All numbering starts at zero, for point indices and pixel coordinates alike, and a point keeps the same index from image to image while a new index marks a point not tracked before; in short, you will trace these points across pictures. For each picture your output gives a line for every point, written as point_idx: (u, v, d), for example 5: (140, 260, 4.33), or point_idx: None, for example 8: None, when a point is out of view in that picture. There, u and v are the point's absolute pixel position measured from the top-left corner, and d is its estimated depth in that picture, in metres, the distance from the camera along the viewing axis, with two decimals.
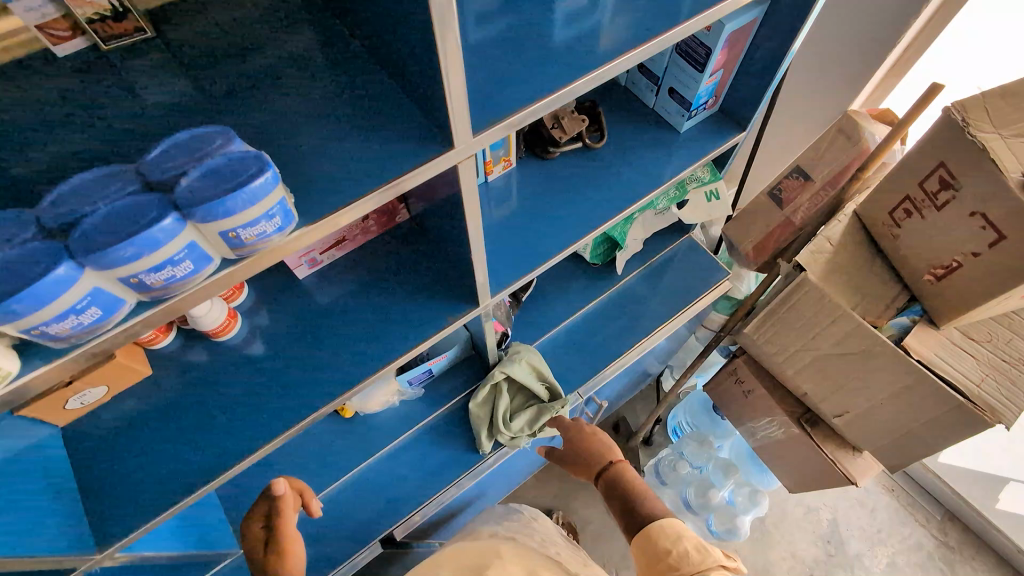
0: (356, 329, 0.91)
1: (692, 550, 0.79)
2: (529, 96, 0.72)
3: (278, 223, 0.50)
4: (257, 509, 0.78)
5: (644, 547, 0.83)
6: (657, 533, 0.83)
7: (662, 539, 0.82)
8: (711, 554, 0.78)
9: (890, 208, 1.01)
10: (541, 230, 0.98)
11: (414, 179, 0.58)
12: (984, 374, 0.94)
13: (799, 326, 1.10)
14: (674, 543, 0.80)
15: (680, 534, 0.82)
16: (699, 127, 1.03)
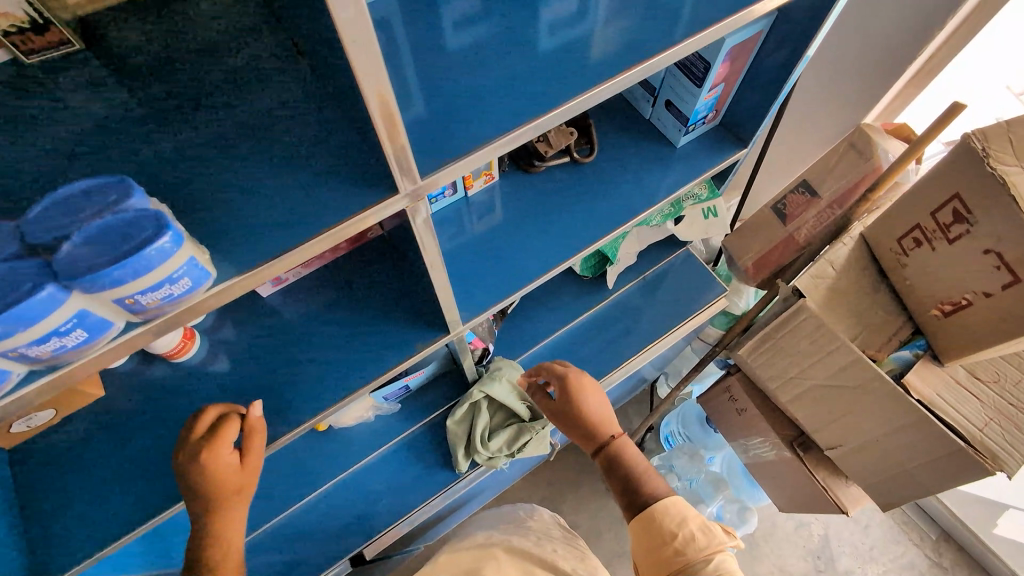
0: (325, 350, 0.87)
1: (698, 534, 0.76)
2: (503, 118, 0.65)
3: (184, 285, 0.46)
4: (229, 439, 0.71)
5: (647, 530, 0.80)
6: (661, 514, 0.80)
7: (667, 521, 0.78)
8: (715, 535, 0.76)
9: (898, 235, 0.94)
10: (525, 249, 0.92)
11: (365, 220, 0.53)
12: (988, 418, 0.89)
13: (794, 354, 1.05)
14: (678, 525, 0.77)
15: (685, 517, 0.79)
16: (697, 141, 0.97)
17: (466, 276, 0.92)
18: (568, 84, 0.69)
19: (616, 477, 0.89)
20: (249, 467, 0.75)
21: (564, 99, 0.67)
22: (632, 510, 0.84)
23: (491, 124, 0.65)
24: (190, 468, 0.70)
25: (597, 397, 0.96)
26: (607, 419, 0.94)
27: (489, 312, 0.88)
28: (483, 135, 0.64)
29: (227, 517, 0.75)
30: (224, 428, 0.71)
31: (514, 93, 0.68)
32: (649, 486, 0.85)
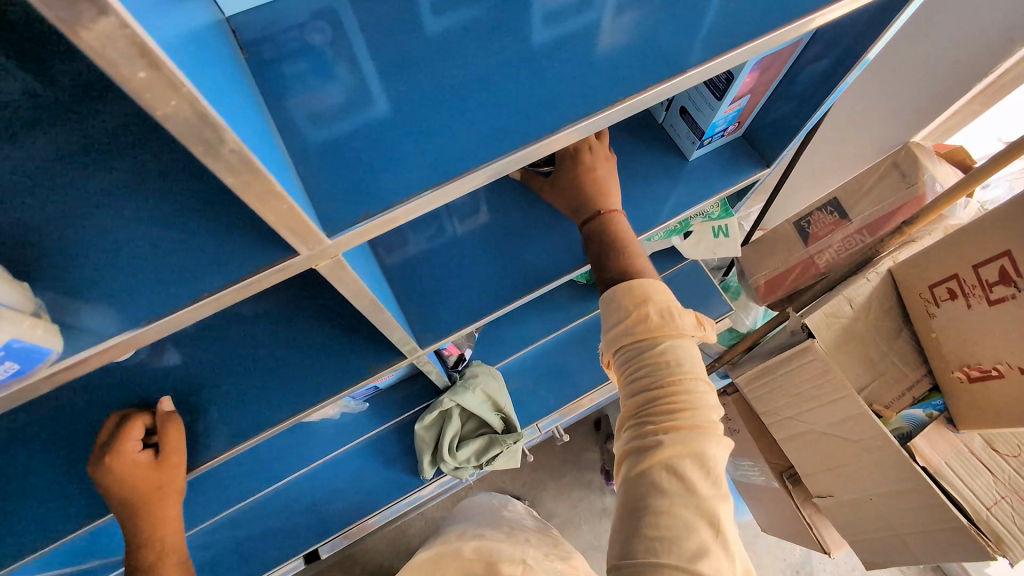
0: (257, 354, 0.75)
1: (655, 318, 0.63)
2: (470, 134, 0.51)
3: (12, 367, 0.36)
4: (135, 442, 0.62)
5: (605, 309, 0.66)
6: (622, 292, 0.65)
7: (624, 299, 0.64)
8: (675, 321, 0.63)
9: (931, 282, 0.84)
10: (508, 264, 0.84)
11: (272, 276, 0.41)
12: (999, 497, 0.80)
13: (793, 396, 0.95)
14: (638, 312, 0.63)
15: (648, 297, 0.64)
16: (716, 151, 0.85)
17: (436, 285, 0.82)
18: (554, 105, 0.52)
19: (596, 251, 0.70)
20: (169, 465, 0.67)
21: (544, 132, 0.51)
22: (600, 280, 0.69)
23: (435, 162, 0.50)
24: (96, 476, 0.62)
25: (587, 161, 0.71)
26: (600, 188, 0.70)
27: (459, 335, 0.79)
28: (426, 177, 0.49)
29: (160, 513, 0.69)
30: (128, 423, 0.62)
31: (477, 120, 0.52)
32: (624, 262, 0.67)
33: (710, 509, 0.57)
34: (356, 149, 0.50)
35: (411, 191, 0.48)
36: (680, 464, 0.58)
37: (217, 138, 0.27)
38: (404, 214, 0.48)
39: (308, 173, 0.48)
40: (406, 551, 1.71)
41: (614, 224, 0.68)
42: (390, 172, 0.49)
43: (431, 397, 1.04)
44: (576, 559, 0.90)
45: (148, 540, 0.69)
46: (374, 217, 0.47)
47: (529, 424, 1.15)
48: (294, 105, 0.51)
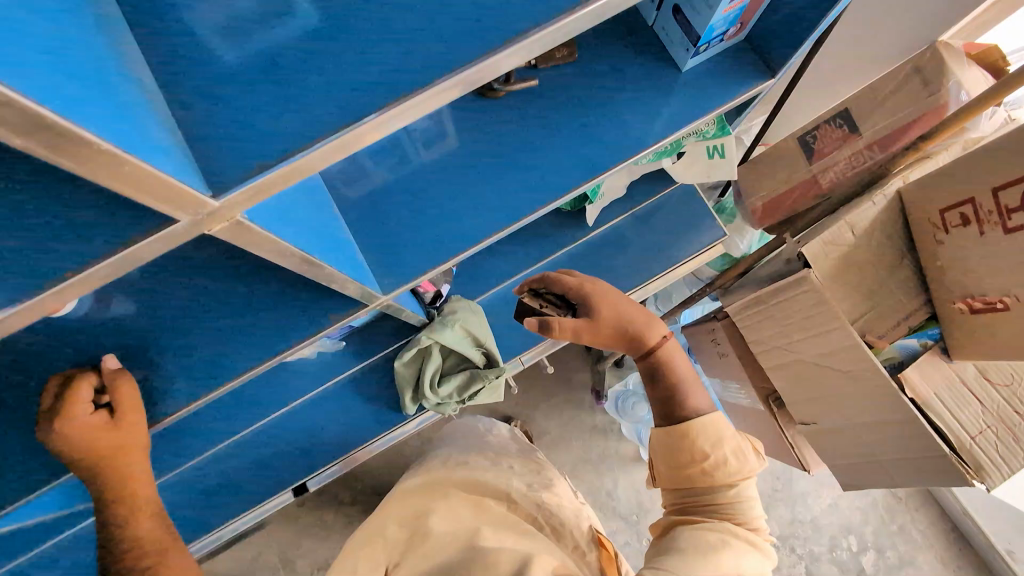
0: (205, 308, 0.67)
1: (732, 456, 0.61)
2: (413, 51, 0.41)
3: None
4: (81, 396, 0.57)
5: (671, 438, 0.64)
6: (696, 432, 0.62)
7: (700, 440, 0.62)
8: (749, 462, 0.62)
9: (943, 206, 0.77)
10: (484, 192, 0.73)
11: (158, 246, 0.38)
12: (985, 426, 0.78)
13: (784, 325, 0.91)
14: (718, 452, 0.61)
15: (722, 438, 0.62)
16: (715, 58, 0.74)
17: (401, 222, 0.71)
18: (520, 11, 0.43)
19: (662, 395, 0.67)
20: (127, 424, 0.62)
21: (498, 44, 0.41)
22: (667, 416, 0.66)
23: (367, 89, 0.40)
24: (48, 442, 0.57)
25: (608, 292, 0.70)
26: (640, 321, 0.68)
27: (432, 274, 0.70)
28: (361, 100, 0.40)
29: (128, 474, 0.64)
30: (74, 385, 0.57)
31: (426, 33, 0.42)
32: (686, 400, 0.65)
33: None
34: (281, 73, 0.40)
35: (345, 120, 0.39)
36: (731, 555, 0.55)
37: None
38: (321, 160, 0.39)
39: (215, 105, 0.38)
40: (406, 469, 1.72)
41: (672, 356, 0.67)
42: (320, 100, 0.40)
43: (410, 334, 1.00)
44: (559, 486, 0.90)
45: (119, 495, 0.64)
46: (272, 167, 0.38)
47: (512, 357, 1.12)
48: (194, 17, 0.39)
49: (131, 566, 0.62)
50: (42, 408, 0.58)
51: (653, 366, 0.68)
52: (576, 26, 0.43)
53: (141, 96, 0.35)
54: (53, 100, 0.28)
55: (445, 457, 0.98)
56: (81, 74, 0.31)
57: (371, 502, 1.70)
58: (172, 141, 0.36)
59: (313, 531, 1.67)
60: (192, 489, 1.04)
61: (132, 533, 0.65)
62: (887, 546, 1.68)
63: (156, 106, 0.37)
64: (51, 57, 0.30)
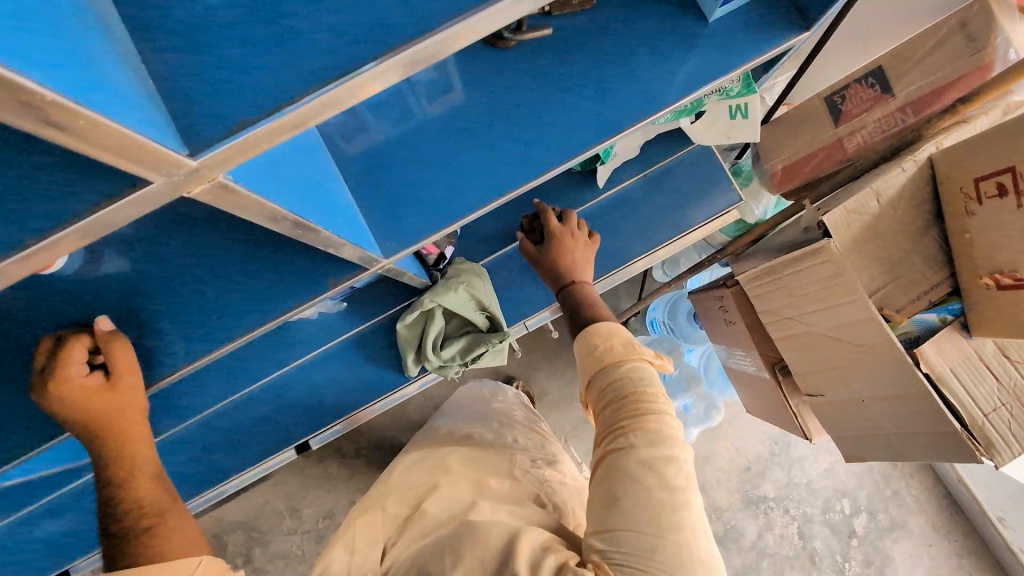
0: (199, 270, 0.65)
1: (619, 350, 0.65)
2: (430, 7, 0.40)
3: None
4: (76, 356, 0.56)
5: (578, 356, 0.68)
6: (590, 332, 0.68)
7: (593, 339, 0.67)
8: (639, 350, 0.65)
9: (979, 175, 0.73)
10: (490, 152, 0.68)
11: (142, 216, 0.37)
12: (999, 404, 0.77)
13: (798, 295, 0.88)
14: (605, 349, 0.65)
15: (613, 331, 0.67)
16: (746, 8, 0.68)
17: (402, 182, 0.68)
18: None
19: (568, 312, 0.76)
20: (124, 385, 0.61)
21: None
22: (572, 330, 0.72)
23: (354, 39, 0.39)
24: (44, 402, 0.56)
25: (568, 241, 0.83)
26: (581, 269, 0.82)
27: (439, 236, 0.67)
28: (372, 48, 0.39)
29: (126, 435, 0.64)
30: (66, 346, 0.55)
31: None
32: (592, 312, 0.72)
33: (683, 493, 0.54)
34: (274, 26, 0.39)
35: (341, 70, 0.38)
36: (650, 466, 0.54)
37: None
38: (311, 115, 0.38)
39: (206, 64, 0.38)
40: (407, 425, 1.74)
41: (582, 292, 0.78)
42: (305, 55, 0.39)
43: (412, 296, 0.98)
44: (563, 463, 0.91)
45: (116, 458, 0.63)
46: (252, 125, 0.36)
47: (517, 323, 1.09)
48: None
49: (130, 527, 0.59)
50: (35, 368, 0.56)
51: (568, 297, 0.78)
52: None
53: (114, 58, 0.35)
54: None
55: (449, 427, 0.99)
56: (35, 27, 0.30)
57: (374, 456, 1.72)
58: (147, 100, 0.35)
59: (317, 482, 1.70)
60: (196, 443, 1.04)
61: (132, 495, 0.63)
62: (879, 509, 1.71)
63: (132, 67, 0.36)
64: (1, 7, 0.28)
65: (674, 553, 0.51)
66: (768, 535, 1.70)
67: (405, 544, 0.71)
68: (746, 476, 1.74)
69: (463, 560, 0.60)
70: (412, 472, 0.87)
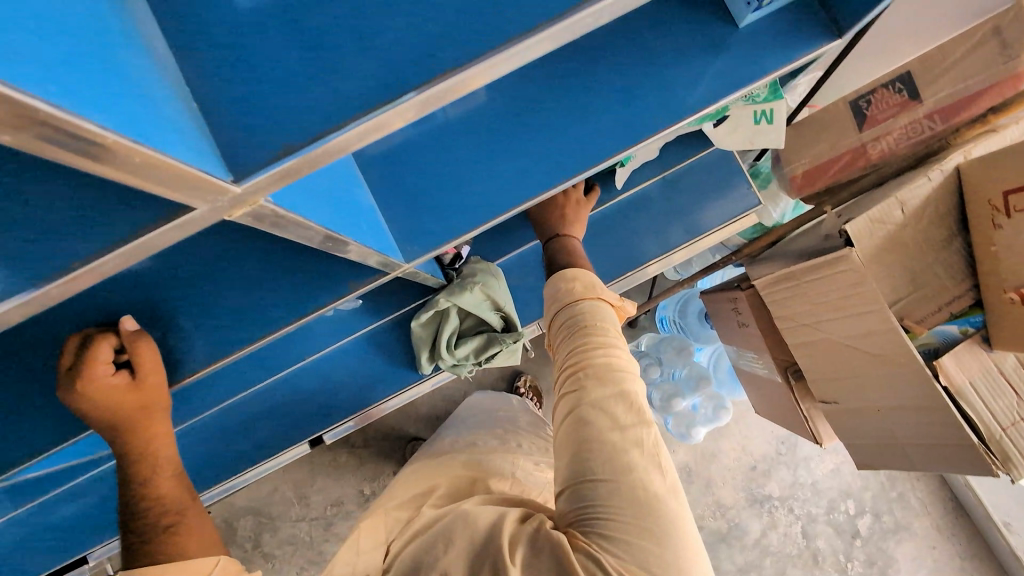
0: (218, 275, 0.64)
1: (578, 297, 0.66)
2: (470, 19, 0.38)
3: None
4: (103, 355, 0.56)
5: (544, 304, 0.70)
6: (555, 277, 0.70)
7: (557, 283, 0.69)
8: (599, 292, 0.68)
9: (1009, 189, 0.72)
10: (514, 156, 0.67)
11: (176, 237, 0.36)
12: (1018, 418, 0.76)
13: (817, 303, 0.87)
14: (566, 293, 0.67)
15: (575, 275, 0.69)
16: (777, 14, 0.66)
17: (423, 185, 0.67)
18: None
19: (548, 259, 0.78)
20: (149, 385, 0.61)
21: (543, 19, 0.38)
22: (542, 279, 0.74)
23: (406, 58, 0.37)
24: (71, 402, 0.56)
25: (566, 201, 0.84)
26: (572, 224, 0.83)
27: (459, 242, 0.67)
28: (413, 73, 0.37)
29: (149, 433, 0.64)
30: (93, 345, 0.55)
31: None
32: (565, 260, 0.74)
33: (633, 433, 0.55)
34: (307, 29, 0.37)
35: (382, 98, 0.36)
36: (602, 406, 0.56)
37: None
38: (355, 140, 0.37)
39: (241, 78, 0.36)
40: (415, 417, 1.75)
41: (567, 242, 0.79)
42: (357, 72, 0.37)
43: (427, 295, 0.98)
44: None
45: (139, 455, 0.64)
46: (300, 150, 0.35)
47: (530, 322, 1.10)
48: None
49: (152, 526, 0.61)
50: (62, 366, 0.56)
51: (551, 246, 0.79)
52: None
53: (156, 73, 0.33)
54: (55, 90, 0.25)
55: (454, 438, 0.99)
56: (83, 51, 0.28)
57: (382, 446, 1.73)
58: (190, 119, 0.34)
59: (325, 471, 1.72)
60: (211, 435, 1.06)
61: (154, 493, 0.64)
62: (884, 511, 1.71)
63: (172, 80, 0.34)
64: (52, 33, 0.26)
65: (628, 493, 0.52)
66: (772, 533, 1.71)
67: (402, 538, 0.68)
68: (752, 475, 1.74)
69: (455, 544, 0.56)
70: (420, 473, 0.87)
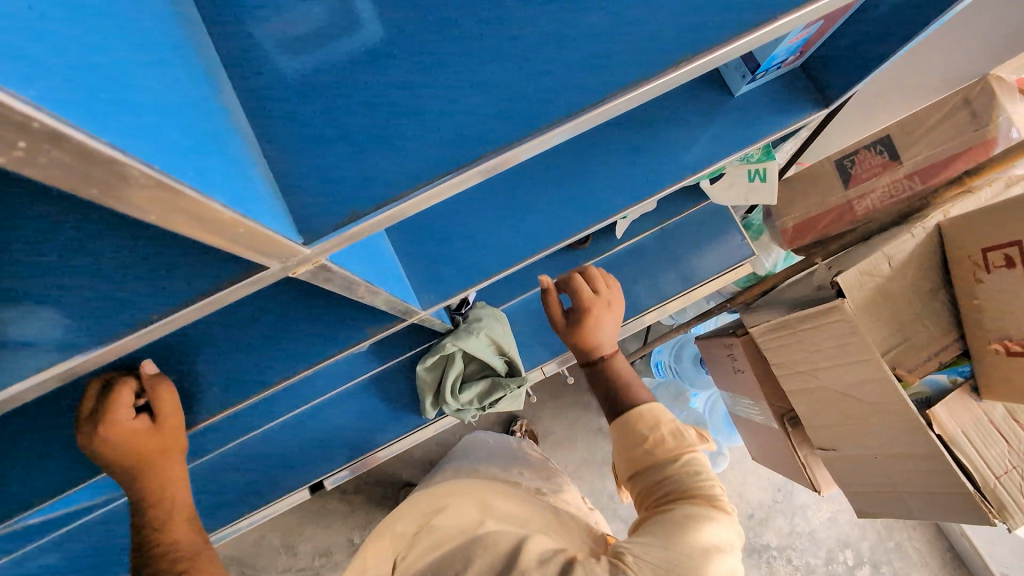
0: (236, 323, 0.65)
1: (669, 440, 0.64)
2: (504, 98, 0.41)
3: None
4: (124, 398, 0.56)
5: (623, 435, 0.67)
6: (635, 420, 0.66)
7: (638, 426, 0.65)
8: (687, 439, 0.64)
9: (987, 246, 0.77)
10: (526, 211, 0.71)
11: (239, 291, 0.38)
12: (1010, 466, 0.78)
13: (814, 352, 0.90)
14: (654, 432, 0.65)
15: (658, 420, 0.65)
16: (770, 84, 0.72)
17: (438, 236, 0.70)
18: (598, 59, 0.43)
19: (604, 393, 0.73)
20: (168, 427, 0.61)
21: (579, 106, 0.42)
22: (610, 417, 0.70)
23: (453, 133, 0.40)
24: (92, 447, 0.57)
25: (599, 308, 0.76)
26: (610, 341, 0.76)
27: (468, 293, 0.68)
28: (461, 151, 0.40)
29: (164, 476, 0.64)
30: (116, 389, 0.56)
31: (497, 73, 0.41)
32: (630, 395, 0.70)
33: (724, 555, 0.53)
34: (366, 101, 0.40)
35: (431, 174, 0.40)
36: (696, 522, 0.54)
37: (118, 173, 0.23)
38: (414, 208, 0.40)
39: (302, 146, 0.38)
40: (410, 462, 1.72)
41: (617, 366, 0.75)
42: (409, 143, 0.40)
43: (433, 339, 0.99)
44: (568, 494, 0.90)
45: (156, 499, 0.64)
46: (364, 217, 0.39)
47: (532, 366, 1.11)
48: (260, 40, 0.38)
49: (166, 569, 0.60)
50: (82, 412, 0.56)
51: (594, 371, 0.76)
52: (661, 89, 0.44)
53: (240, 144, 0.35)
54: (196, 175, 0.27)
55: (457, 467, 0.99)
56: (205, 133, 0.30)
57: (375, 492, 1.70)
58: (265, 187, 0.36)
59: (316, 518, 1.68)
60: (209, 479, 1.04)
61: (169, 539, 0.63)
62: (882, 562, 1.70)
63: (245, 147, 0.35)
64: (183, 118, 0.28)
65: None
66: None
67: (415, 557, 0.70)
68: (749, 523, 1.73)
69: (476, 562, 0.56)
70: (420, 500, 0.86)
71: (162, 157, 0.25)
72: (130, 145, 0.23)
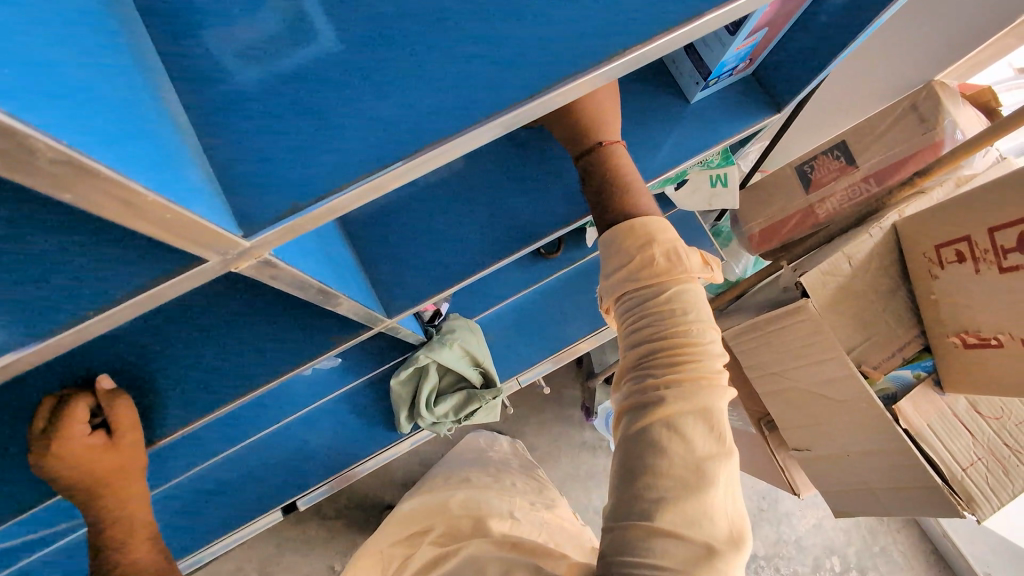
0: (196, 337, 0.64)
1: (660, 261, 0.53)
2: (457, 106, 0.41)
3: None
4: (80, 412, 0.55)
5: (603, 252, 0.55)
6: (628, 232, 0.53)
7: (628, 242, 0.53)
8: (682, 263, 0.54)
9: (940, 242, 0.79)
10: (491, 219, 0.71)
11: (179, 288, 0.38)
12: (976, 458, 0.79)
13: (784, 352, 0.91)
14: (641, 257, 0.53)
15: (653, 236, 0.53)
16: (723, 91, 0.74)
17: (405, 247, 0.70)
18: None
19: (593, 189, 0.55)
20: (126, 443, 0.60)
21: (519, 97, 0.39)
22: (597, 219, 0.56)
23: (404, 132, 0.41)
24: (45, 464, 0.55)
25: None
26: (607, 114, 0.54)
27: (439, 299, 0.67)
28: (395, 143, 0.38)
29: (124, 493, 0.63)
30: (70, 405, 0.54)
31: (436, 66, 0.39)
32: (626, 201, 0.54)
33: (711, 474, 0.47)
34: (308, 100, 0.38)
35: (366, 168, 0.37)
36: (682, 423, 0.48)
37: (23, 146, 0.23)
38: (353, 202, 0.38)
39: (244, 143, 0.37)
40: (391, 483, 1.68)
41: (614, 161, 0.53)
42: (352, 137, 0.38)
43: (407, 352, 0.98)
44: (562, 507, 0.89)
45: (115, 518, 0.63)
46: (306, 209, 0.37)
47: (508, 377, 1.10)
48: (209, 41, 0.37)
49: None
50: (34, 428, 0.54)
51: (592, 166, 0.54)
52: (600, 80, 0.41)
53: (181, 135, 0.35)
54: (112, 155, 0.27)
55: (446, 474, 0.96)
56: (133, 117, 0.30)
57: (356, 516, 1.66)
58: (202, 179, 0.35)
59: (295, 545, 1.62)
60: (178, 505, 1.01)
61: (128, 559, 0.63)
62: (869, 567, 1.69)
63: (187, 139, 0.35)
64: (103, 100, 0.29)
65: (688, 545, 0.45)
66: None
67: None
68: None
69: None
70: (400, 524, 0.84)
71: (73, 134, 0.25)
72: (29, 116, 0.23)
